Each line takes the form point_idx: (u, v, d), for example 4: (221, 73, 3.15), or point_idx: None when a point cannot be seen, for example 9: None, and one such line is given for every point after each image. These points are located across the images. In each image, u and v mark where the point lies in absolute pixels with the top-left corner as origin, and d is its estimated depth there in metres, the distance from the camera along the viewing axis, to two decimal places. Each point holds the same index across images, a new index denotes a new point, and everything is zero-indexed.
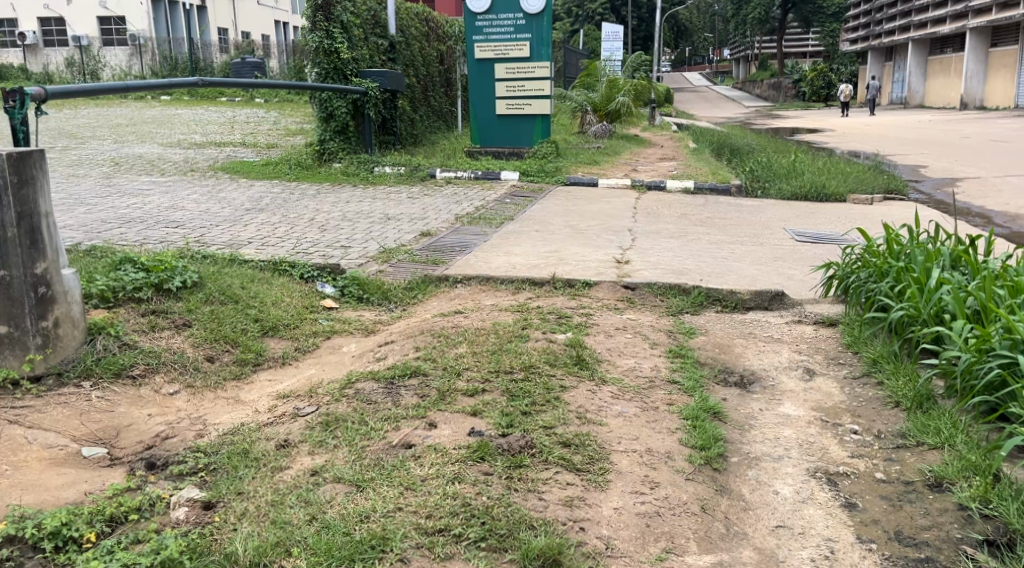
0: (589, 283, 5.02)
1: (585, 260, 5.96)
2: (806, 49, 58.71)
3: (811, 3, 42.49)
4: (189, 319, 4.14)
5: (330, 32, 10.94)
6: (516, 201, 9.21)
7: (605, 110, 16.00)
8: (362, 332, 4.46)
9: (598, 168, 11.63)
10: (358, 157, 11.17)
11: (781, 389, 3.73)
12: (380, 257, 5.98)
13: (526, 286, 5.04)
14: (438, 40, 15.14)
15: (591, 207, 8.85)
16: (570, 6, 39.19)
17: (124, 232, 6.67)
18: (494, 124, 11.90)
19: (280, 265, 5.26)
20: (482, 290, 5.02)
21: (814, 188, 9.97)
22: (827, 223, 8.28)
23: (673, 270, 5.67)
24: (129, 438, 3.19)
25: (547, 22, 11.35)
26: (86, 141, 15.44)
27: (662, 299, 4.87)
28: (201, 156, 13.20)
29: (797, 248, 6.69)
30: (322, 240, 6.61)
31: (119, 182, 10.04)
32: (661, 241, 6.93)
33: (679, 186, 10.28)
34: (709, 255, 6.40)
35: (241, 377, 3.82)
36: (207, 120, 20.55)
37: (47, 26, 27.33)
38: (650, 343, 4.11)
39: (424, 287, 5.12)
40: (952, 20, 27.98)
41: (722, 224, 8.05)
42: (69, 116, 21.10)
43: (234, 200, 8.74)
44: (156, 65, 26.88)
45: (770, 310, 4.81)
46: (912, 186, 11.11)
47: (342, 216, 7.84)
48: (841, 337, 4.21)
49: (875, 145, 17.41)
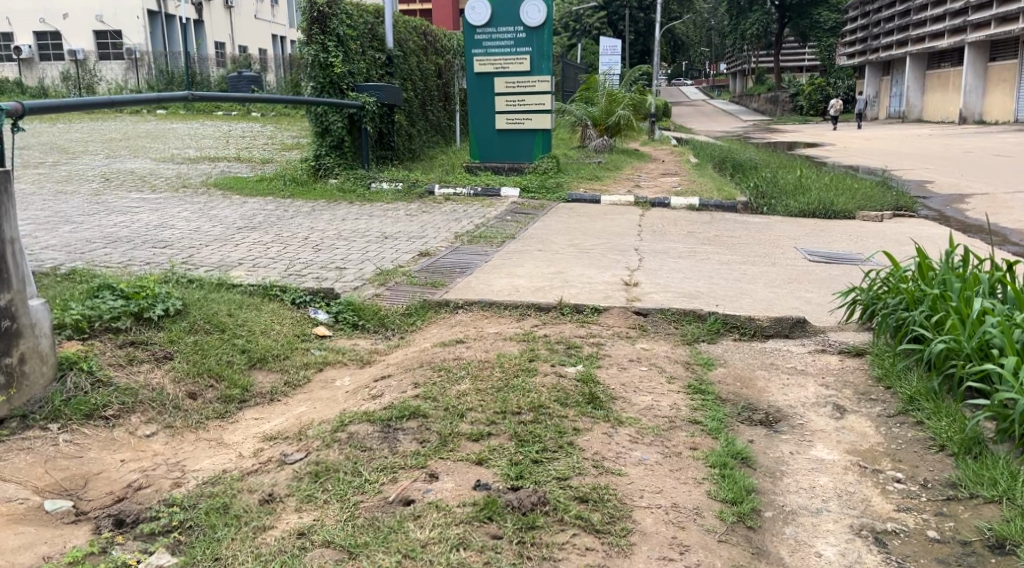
0: (598, 308, 4.73)
1: (592, 283, 5.70)
2: (803, 64, 58.76)
3: (808, 17, 42.46)
4: (170, 351, 3.85)
5: (326, 46, 10.71)
6: (518, 218, 8.96)
7: (605, 124, 15.84)
8: (357, 363, 4.17)
9: (600, 184, 11.38)
10: (354, 173, 10.91)
11: (810, 428, 3.44)
12: (376, 279, 5.70)
13: (531, 312, 4.75)
14: (436, 53, 14.92)
15: (594, 225, 8.58)
16: (568, 20, 39.09)
17: (110, 252, 6.38)
18: (493, 138, 11.65)
19: (270, 289, 4.96)
20: (485, 316, 4.74)
21: (823, 204, 9.72)
22: (839, 241, 8.02)
23: (685, 294, 5.41)
24: (99, 489, 2.90)
25: (548, 36, 11.11)
26: (78, 156, 15.16)
27: (676, 326, 4.59)
28: (194, 171, 12.91)
29: (812, 269, 6.43)
30: (316, 260, 6.34)
31: (108, 199, 9.75)
32: (669, 261, 6.66)
33: (684, 202, 10.00)
34: (720, 276, 6.12)
35: (225, 416, 3.52)
36: (203, 134, 20.31)
37: (44, 40, 27.08)
38: (666, 376, 3.83)
39: (423, 312, 4.83)
40: (950, 34, 27.86)
41: (731, 242, 7.78)
42: (63, 131, 20.82)
43: (226, 218, 8.47)
44: (152, 79, 26.73)
45: (790, 338, 4.53)
46: (920, 203, 10.86)
47: (338, 235, 7.56)
48: (871, 370, 3.93)
49: (878, 160, 17.18)
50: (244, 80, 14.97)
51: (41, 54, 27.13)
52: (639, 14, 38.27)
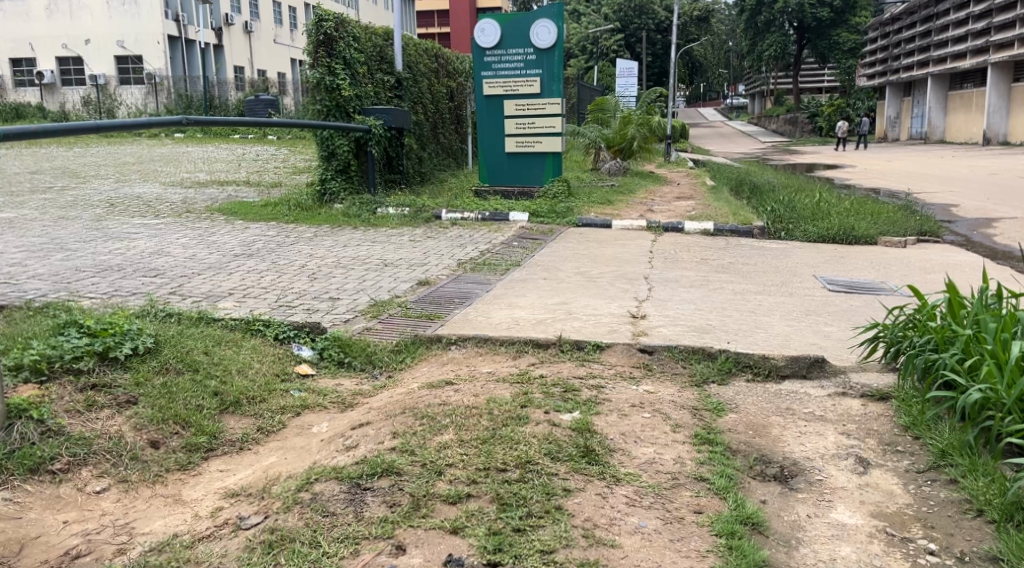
0: (600, 346, 4.41)
1: (597, 315, 5.40)
2: (822, 85, 58.36)
3: (827, 39, 42.10)
4: (135, 395, 3.55)
5: (332, 69, 10.53)
6: (524, 244, 8.68)
7: (619, 147, 15.65)
8: (338, 407, 3.87)
9: (612, 208, 11.09)
10: (360, 198, 10.66)
11: (829, 484, 3.11)
12: (369, 311, 5.43)
13: (528, 349, 4.44)
14: (448, 76, 14.76)
15: (604, 251, 8.27)
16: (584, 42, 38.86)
17: (97, 281, 6.16)
18: (503, 162, 11.39)
19: (252, 323, 4.68)
20: (479, 353, 4.43)
21: (843, 229, 9.38)
22: (860, 269, 7.68)
23: (695, 328, 5.11)
24: (34, 555, 2.62)
25: (558, 58, 10.87)
26: (88, 181, 15.05)
27: (684, 366, 4.26)
28: (201, 196, 12.73)
29: (832, 301, 6.11)
30: (309, 290, 6.09)
31: (109, 224, 9.55)
32: (680, 291, 6.35)
33: (698, 227, 9.67)
34: (733, 308, 5.80)
35: (187, 467, 3.23)
36: (215, 158, 20.22)
37: (65, 66, 27.31)
38: (671, 424, 3.51)
39: (414, 349, 4.54)
40: (972, 55, 27.41)
41: (746, 270, 7.45)
42: (78, 155, 20.83)
43: (225, 244, 8.26)
44: (171, 104, 26.82)
45: (808, 380, 4.19)
46: (945, 227, 10.47)
47: (335, 263, 7.31)
48: (897, 417, 3.61)
49: (901, 182, 16.79)
50: (255, 103, 14.82)
51: (63, 79, 27.39)
52: (656, 36, 38.19)
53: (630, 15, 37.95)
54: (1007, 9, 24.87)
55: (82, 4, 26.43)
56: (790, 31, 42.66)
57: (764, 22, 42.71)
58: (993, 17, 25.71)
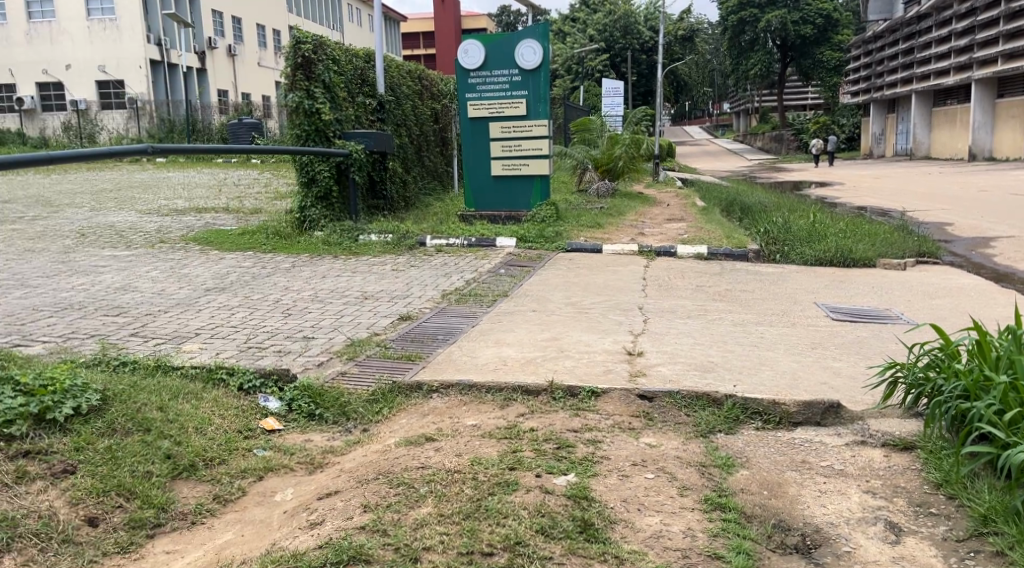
0: (595, 392, 4.04)
1: (591, 353, 5.05)
2: (806, 102, 58.54)
3: (810, 56, 42.15)
4: (73, 463, 3.17)
5: (311, 92, 10.19)
6: (512, 271, 8.34)
7: (607, 167, 15.34)
8: (305, 469, 3.48)
9: (601, 232, 10.77)
10: (341, 225, 10.25)
11: (858, 558, 2.80)
12: (344, 353, 5.04)
13: (517, 396, 4.06)
14: (431, 98, 14.46)
15: (595, 278, 7.93)
16: (570, 63, 38.68)
17: (53, 323, 5.77)
18: (490, 186, 11.05)
19: (215, 372, 4.27)
20: (462, 402, 4.04)
21: (840, 251, 9.07)
22: (861, 294, 7.38)
23: (696, 367, 4.77)
24: None
25: (544, 79, 10.56)
26: (62, 210, 14.57)
27: (687, 414, 3.89)
28: (178, 224, 12.32)
29: (837, 333, 5.78)
30: (282, 328, 5.72)
31: (77, 256, 9.14)
32: (677, 323, 6.01)
33: (692, 251, 9.35)
34: (735, 342, 5.45)
35: (129, 550, 2.86)
36: (196, 184, 19.78)
37: (46, 91, 26.84)
38: (677, 485, 3.15)
39: (391, 397, 4.15)
40: (956, 71, 27.30)
41: (744, 298, 7.11)
42: (55, 182, 20.37)
43: (197, 277, 7.87)
44: (153, 128, 26.38)
45: (823, 427, 3.84)
46: (943, 247, 10.20)
47: (312, 296, 6.93)
48: (927, 471, 3.30)
49: (893, 200, 16.56)
50: (236, 128, 14.48)
51: (43, 105, 26.92)
52: (641, 56, 38.09)
53: (615, 35, 37.87)
54: (990, 25, 24.76)
55: (63, 29, 26.03)
56: (774, 49, 42.77)
57: (748, 41, 42.74)
58: (976, 34, 25.62)
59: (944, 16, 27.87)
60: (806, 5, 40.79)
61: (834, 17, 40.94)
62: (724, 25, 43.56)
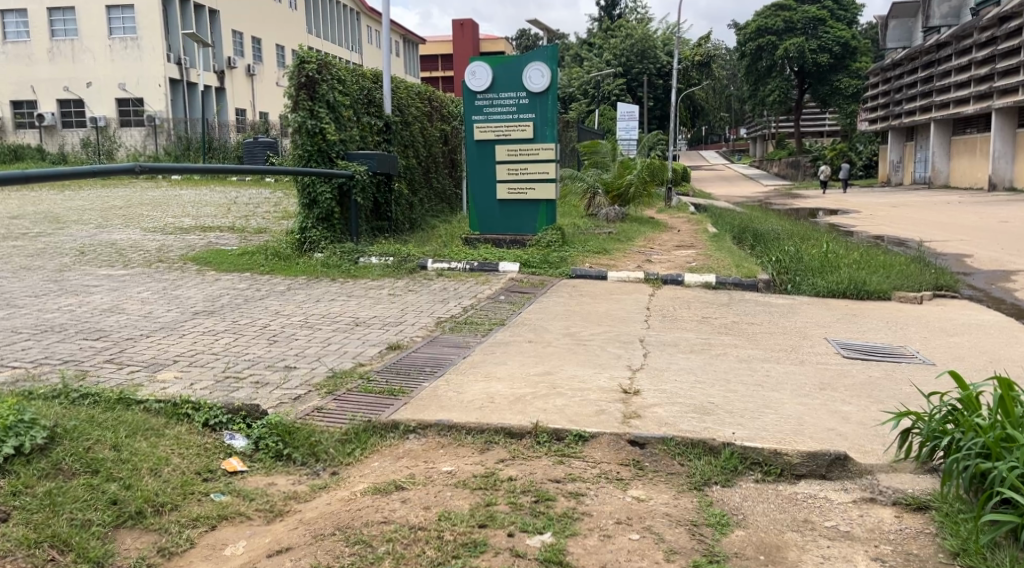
0: (584, 436, 3.76)
1: (584, 390, 4.78)
2: (824, 128, 58.24)
3: (827, 83, 41.86)
4: (7, 510, 2.96)
5: (315, 112, 10.01)
6: (512, 298, 8.10)
7: (618, 192, 15.06)
8: (263, 517, 3.22)
9: (608, 258, 10.50)
10: (342, 247, 10.03)
11: None
12: (324, 386, 4.78)
13: (499, 439, 3.79)
14: (441, 119, 14.29)
15: (598, 307, 7.66)
16: (587, 87, 38.56)
17: (29, 347, 5.56)
18: (495, 210, 10.81)
19: (180, 406, 4.01)
20: (440, 445, 3.78)
21: (854, 282, 8.75)
22: (875, 329, 7.07)
23: (695, 408, 4.49)
24: None
25: (552, 102, 10.34)
26: (67, 227, 14.43)
27: (681, 463, 3.62)
28: (178, 243, 12.15)
29: (848, 372, 5.48)
30: (265, 357, 5.48)
31: (71, 276, 8.96)
32: (679, 358, 5.73)
33: (699, 279, 9.07)
34: (738, 381, 5.14)
35: None
36: (205, 202, 19.65)
37: (67, 108, 26.84)
38: (664, 548, 2.91)
39: (365, 438, 3.88)
40: (975, 100, 26.94)
41: (751, 331, 6.82)
42: (69, 199, 20.32)
43: (189, 300, 7.65)
44: (170, 146, 26.33)
45: (828, 481, 3.56)
46: (962, 280, 9.86)
47: (302, 322, 6.69)
48: (942, 536, 3.07)
49: (911, 229, 16.21)
50: (249, 147, 14.37)
51: (64, 122, 26.90)
52: (658, 81, 37.92)
53: (632, 59, 37.74)
54: (1010, 54, 24.40)
55: (84, 47, 26.18)
56: (791, 76, 42.54)
57: (766, 67, 42.55)
58: (996, 63, 25.26)
59: (964, 45, 27.55)
60: (825, 33, 40.62)
61: (852, 45, 40.67)
62: (742, 51, 43.40)
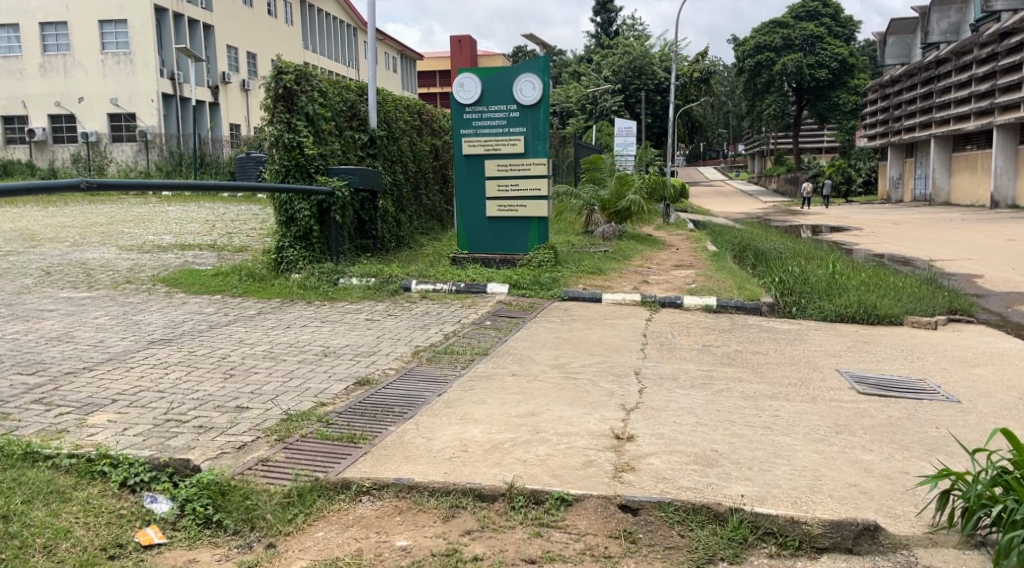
0: (567, 499, 3.26)
1: (572, 435, 4.23)
2: (822, 145, 57.95)
3: (826, 99, 41.46)
4: None
5: (292, 125, 9.46)
6: (497, 323, 7.55)
7: (614, 208, 14.55)
8: None
9: (603, 278, 9.96)
10: (320, 267, 9.45)
11: None
12: (276, 431, 4.21)
13: (467, 503, 3.28)
14: (431, 133, 13.75)
15: (591, 334, 7.09)
16: (584, 102, 38.11)
17: None
18: (484, 227, 10.27)
19: (95, 463, 3.45)
20: (398, 511, 3.25)
21: (863, 306, 8.20)
22: (890, 359, 6.53)
23: (699, 457, 3.94)
24: None
25: (544, 115, 9.81)
26: (41, 245, 13.83)
27: (682, 534, 3.13)
28: (154, 262, 11.57)
29: (865, 411, 4.93)
30: (216, 395, 4.90)
31: (29, 299, 8.37)
32: (678, 394, 5.16)
33: (699, 303, 8.52)
34: (745, 423, 4.58)
35: None
36: (190, 219, 19.08)
37: (57, 123, 26.31)
38: None
39: (310, 500, 3.32)
40: (976, 116, 26.44)
41: (756, 361, 6.26)
42: (52, 215, 19.74)
43: (150, 325, 7.09)
44: (161, 161, 25.87)
45: (855, 556, 3.10)
46: (976, 303, 9.32)
47: (265, 352, 6.10)
48: None
49: (916, 247, 15.69)
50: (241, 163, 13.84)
51: (54, 136, 26.37)
52: (656, 97, 37.48)
53: (629, 75, 37.32)
54: (1013, 69, 23.86)
55: (77, 63, 25.67)
56: (789, 91, 42.16)
57: (764, 83, 42.17)
58: (997, 79, 24.76)
59: (963, 60, 27.10)
60: (822, 50, 40.31)
61: (850, 62, 40.38)
62: (740, 67, 43.06)
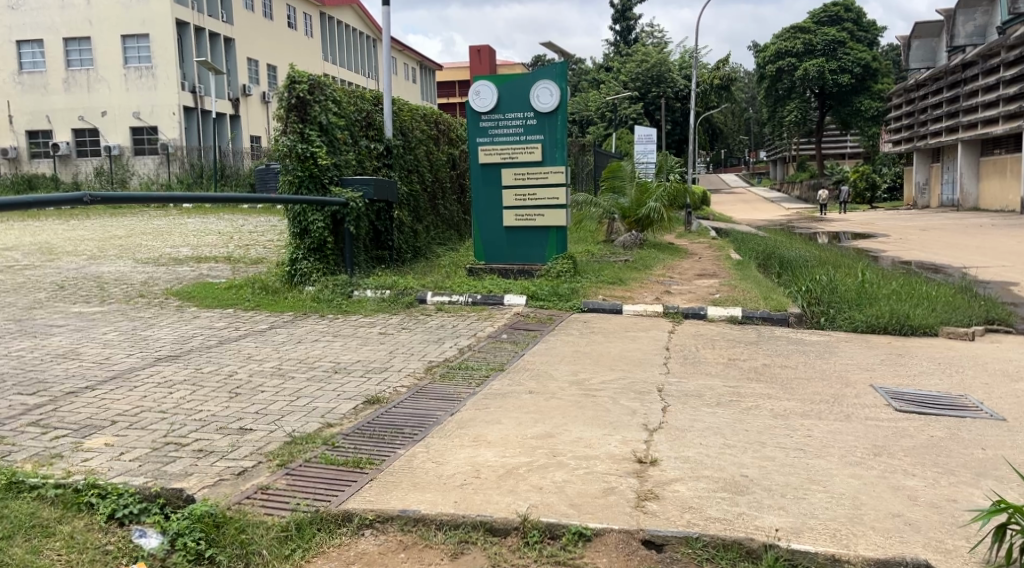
0: (586, 534, 3.08)
1: (592, 459, 3.97)
2: (845, 151, 57.35)
3: (849, 105, 40.97)
4: None
5: (305, 134, 9.28)
6: (514, 336, 7.31)
7: (635, 216, 14.33)
8: None
9: (624, 289, 9.69)
10: (334, 279, 9.26)
11: None
12: (279, 456, 3.98)
13: (476, 537, 3.09)
14: (448, 143, 13.56)
15: (611, 348, 6.83)
16: (603, 110, 37.85)
17: None
18: (501, 237, 10.04)
19: (80, 495, 3.27)
20: (402, 547, 3.06)
21: (896, 316, 7.88)
22: (925, 372, 6.23)
23: (729, 483, 3.67)
24: None
25: (562, 122, 9.58)
26: (58, 259, 13.78)
27: None
28: (169, 274, 11.46)
29: (904, 430, 4.64)
30: (219, 416, 4.69)
31: (40, 314, 8.24)
32: (704, 413, 4.89)
33: (723, 313, 8.24)
34: (776, 445, 4.31)
35: None
36: (208, 231, 19.05)
37: (81, 137, 26.42)
38: None
39: (309, 534, 3.11)
40: (1005, 119, 25.85)
41: (785, 376, 5.97)
42: (72, 228, 19.75)
43: (158, 341, 6.91)
44: (183, 174, 26.01)
45: None
46: (1013, 312, 8.96)
47: (274, 369, 5.89)
48: None
49: (946, 253, 15.30)
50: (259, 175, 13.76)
51: (78, 150, 26.51)
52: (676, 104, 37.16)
53: (649, 83, 37.05)
54: None
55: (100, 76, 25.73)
56: (811, 97, 41.71)
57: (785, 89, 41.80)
58: None
59: (991, 64, 26.57)
60: (845, 55, 39.85)
61: (873, 66, 39.88)
62: (761, 73, 42.69)
